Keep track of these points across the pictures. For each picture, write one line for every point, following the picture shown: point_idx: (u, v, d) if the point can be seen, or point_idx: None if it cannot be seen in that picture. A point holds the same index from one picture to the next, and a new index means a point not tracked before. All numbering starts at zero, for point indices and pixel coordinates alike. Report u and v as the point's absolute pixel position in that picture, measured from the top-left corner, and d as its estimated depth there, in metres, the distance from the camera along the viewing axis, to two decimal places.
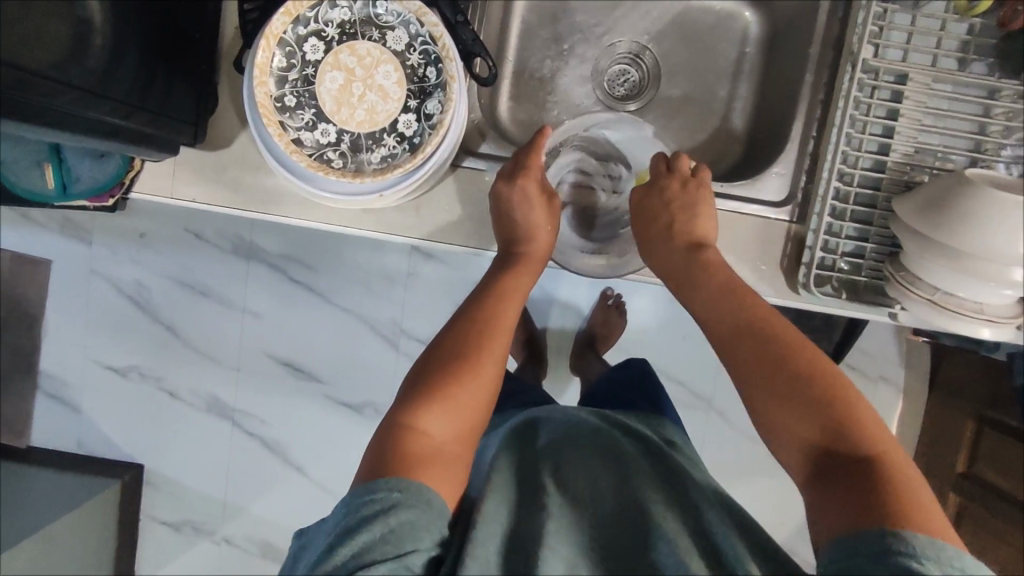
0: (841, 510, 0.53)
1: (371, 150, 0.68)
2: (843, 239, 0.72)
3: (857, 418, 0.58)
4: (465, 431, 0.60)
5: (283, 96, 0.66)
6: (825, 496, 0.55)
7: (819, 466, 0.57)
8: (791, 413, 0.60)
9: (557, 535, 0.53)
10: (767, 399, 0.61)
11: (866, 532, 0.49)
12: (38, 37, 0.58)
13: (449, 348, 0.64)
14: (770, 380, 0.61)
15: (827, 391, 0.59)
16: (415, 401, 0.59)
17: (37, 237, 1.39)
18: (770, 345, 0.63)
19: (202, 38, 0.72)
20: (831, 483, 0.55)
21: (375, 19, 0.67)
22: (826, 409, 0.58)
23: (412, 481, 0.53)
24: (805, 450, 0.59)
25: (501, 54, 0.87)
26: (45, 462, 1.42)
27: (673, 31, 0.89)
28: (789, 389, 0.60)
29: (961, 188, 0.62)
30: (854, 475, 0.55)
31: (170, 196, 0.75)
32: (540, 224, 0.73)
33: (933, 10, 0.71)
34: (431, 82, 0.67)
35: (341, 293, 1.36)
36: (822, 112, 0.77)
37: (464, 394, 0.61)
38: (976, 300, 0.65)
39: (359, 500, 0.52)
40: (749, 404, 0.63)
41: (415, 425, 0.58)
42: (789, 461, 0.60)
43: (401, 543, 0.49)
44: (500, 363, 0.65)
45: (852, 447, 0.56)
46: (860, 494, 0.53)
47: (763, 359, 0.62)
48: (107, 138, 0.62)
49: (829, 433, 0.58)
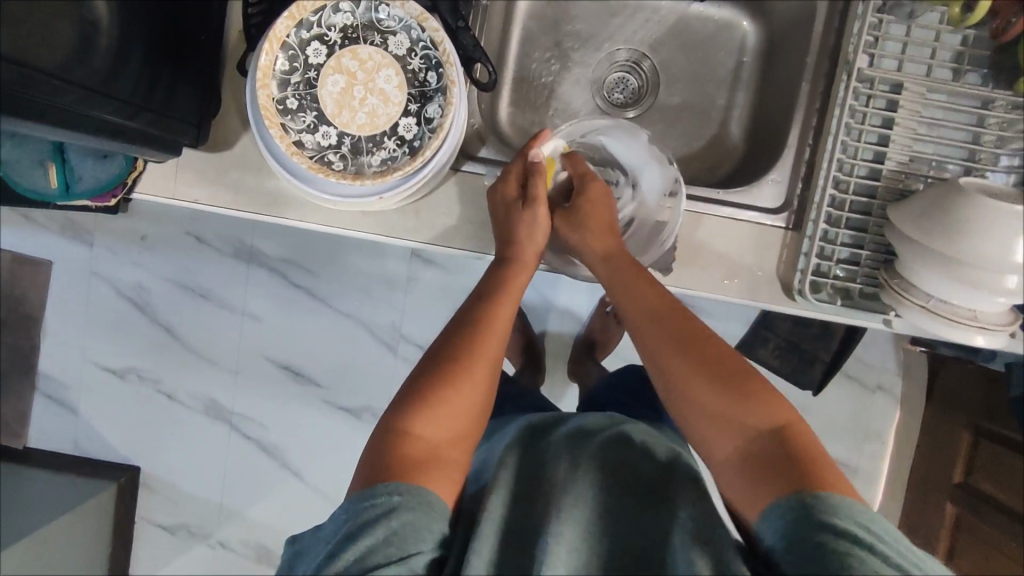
0: (762, 482, 0.54)
1: (372, 153, 0.69)
2: (839, 246, 0.73)
3: (764, 391, 0.60)
4: (460, 435, 0.60)
5: (285, 99, 0.67)
6: (750, 473, 0.56)
7: (738, 442, 0.58)
8: (703, 390, 0.61)
9: (560, 524, 0.53)
10: (688, 380, 0.62)
11: (794, 495, 0.51)
12: (44, 37, 0.58)
13: (443, 353, 0.64)
14: (687, 365, 0.62)
15: (740, 372, 0.62)
16: (410, 405, 0.60)
17: (38, 238, 1.40)
18: (682, 332, 0.65)
19: (207, 41, 0.73)
20: (756, 459, 0.56)
21: (377, 24, 0.68)
22: (735, 383, 0.60)
23: (411, 484, 0.53)
24: (718, 428, 0.60)
25: (501, 62, 0.88)
26: (41, 463, 1.42)
27: (673, 39, 0.91)
28: (706, 369, 0.62)
29: (954, 197, 0.63)
30: (768, 446, 0.56)
31: (172, 196, 0.76)
32: (536, 229, 0.72)
33: (927, 22, 0.72)
34: (431, 87, 0.68)
35: (340, 297, 1.37)
36: (818, 120, 0.77)
37: (455, 397, 0.61)
38: (970, 307, 0.66)
39: (360, 505, 0.52)
40: (665, 389, 0.64)
41: (409, 429, 0.58)
42: (709, 444, 0.60)
43: (405, 545, 0.49)
44: (493, 367, 0.65)
45: (767, 420, 0.58)
46: (776, 464, 0.55)
47: (681, 344, 0.64)
48: (109, 137, 0.64)
49: (742, 408, 0.59)
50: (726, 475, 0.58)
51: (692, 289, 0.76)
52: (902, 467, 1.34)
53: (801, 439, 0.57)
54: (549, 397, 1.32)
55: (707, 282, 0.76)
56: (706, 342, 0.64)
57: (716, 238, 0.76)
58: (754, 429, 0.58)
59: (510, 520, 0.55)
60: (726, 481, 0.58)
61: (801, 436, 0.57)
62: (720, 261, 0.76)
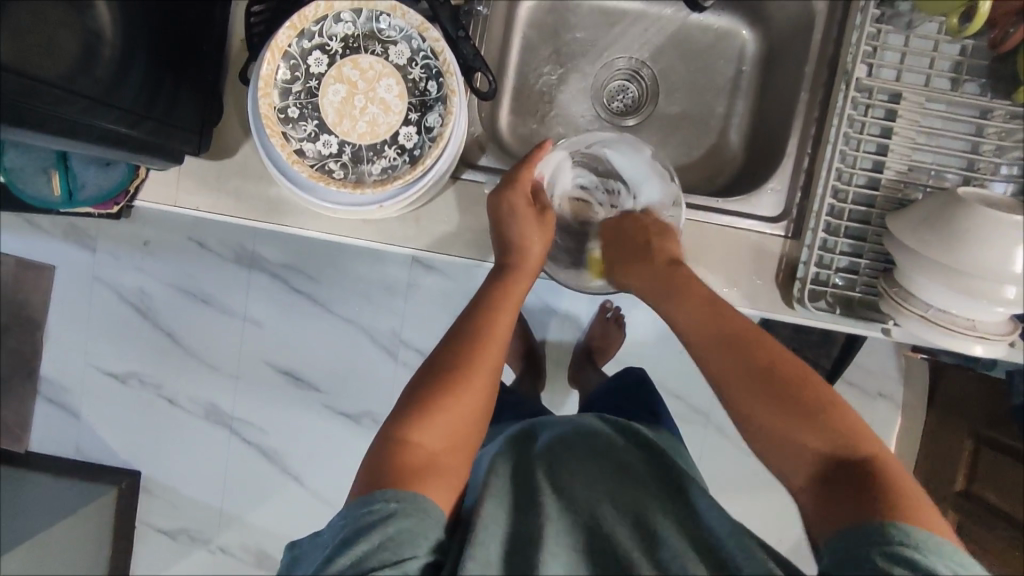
0: (839, 508, 0.53)
1: (372, 162, 0.69)
2: (837, 255, 0.73)
3: (843, 418, 0.59)
4: (458, 442, 0.60)
5: (286, 108, 0.67)
6: (827, 496, 0.55)
7: (819, 470, 0.58)
8: (779, 417, 0.60)
9: (552, 533, 0.53)
10: (760, 403, 0.62)
11: (871, 524, 0.50)
12: (44, 49, 0.60)
13: (443, 362, 0.64)
14: (756, 388, 0.62)
15: (815, 397, 0.61)
16: (409, 414, 0.60)
17: (41, 243, 1.41)
18: (759, 354, 0.64)
19: (209, 51, 0.73)
20: (832, 485, 0.56)
21: (377, 33, 0.68)
22: (813, 409, 0.60)
23: (408, 490, 0.53)
24: (797, 455, 0.59)
25: (501, 71, 0.89)
26: (42, 467, 1.43)
27: (673, 48, 0.91)
28: (779, 393, 0.61)
29: (954, 207, 0.63)
30: (848, 474, 0.55)
31: (173, 203, 0.75)
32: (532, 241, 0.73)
33: (926, 32, 0.72)
34: (432, 96, 0.68)
35: (341, 302, 1.37)
36: (817, 129, 0.77)
37: (455, 406, 0.61)
38: (969, 317, 0.66)
39: (358, 511, 0.52)
40: (738, 411, 0.64)
41: (408, 437, 0.58)
42: (786, 468, 0.60)
43: (400, 550, 0.49)
44: (492, 374, 0.65)
45: (846, 447, 0.57)
46: (855, 491, 0.54)
47: (752, 367, 0.63)
48: (113, 145, 0.64)
49: (822, 435, 0.58)
50: (805, 500, 0.58)
51: None
52: None
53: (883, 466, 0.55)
54: (549, 404, 1.32)
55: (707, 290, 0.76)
56: (781, 366, 0.63)
57: (715, 246, 0.76)
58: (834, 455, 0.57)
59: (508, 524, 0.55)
60: (804, 506, 0.58)
61: (885, 463, 0.56)
62: (720, 271, 0.76)
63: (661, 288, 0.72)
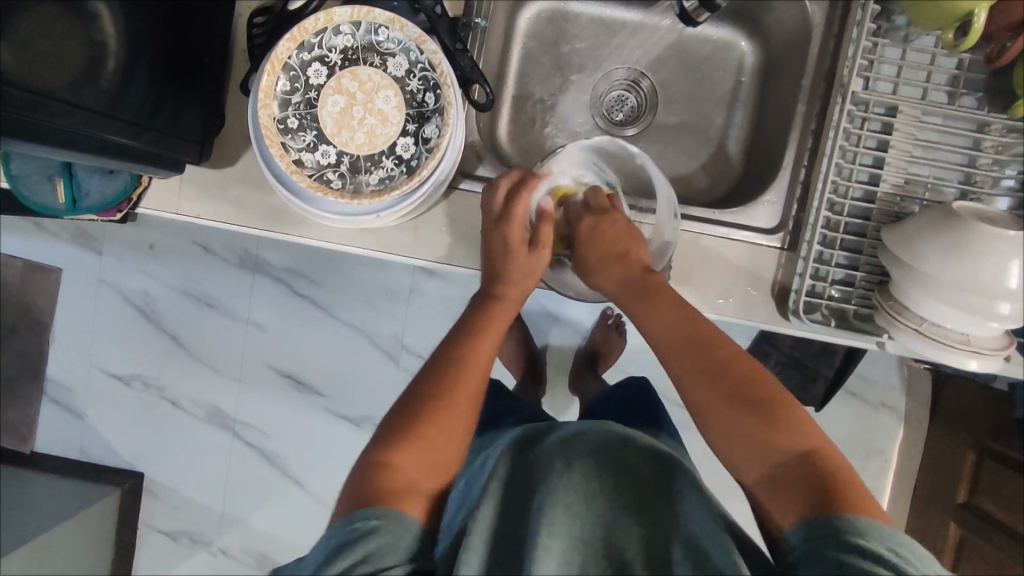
0: (795, 503, 0.53)
1: (370, 172, 0.70)
2: (833, 267, 0.73)
3: (795, 416, 0.58)
4: (437, 465, 0.59)
5: (286, 119, 0.68)
6: (780, 495, 0.55)
7: (771, 467, 0.56)
8: (734, 416, 0.59)
9: (549, 534, 0.52)
10: (715, 403, 0.60)
11: (820, 519, 0.50)
12: (54, 62, 0.64)
13: (422, 389, 0.63)
14: (716, 387, 0.60)
15: (767, 394, 0.59)
16: (388, 439, 0.60)
17: (49, 246, 1.43)
18: (713, 357, 0.62)
19: (211, 62, 0.74)
20: (783, 483, 0.55)
21: (376, 46, 0.69)
22: (766, 404, 0.58)
23: (387, 507, 0.53)
24: (752, 453, 0.57)
25: (501, 81, 0.90)
26: (47, 467, 1.45)
27: (671, 58, 0.91)
28: (734, 394, 0.59)
29: (949, 220, 0.64)
30: (805, 475, 0.54)
31: (175, 211, 0.77)
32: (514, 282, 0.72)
33: (923, 45, 0.72)
34: (429, 108, 0.69)
35: (343, 307, 1.38)
36: (814, 141, 0.77)
37: (434, 428, 0.61)
38: (962, 331, 0.65)
39: (340, 531, 0.52)
40: (694, 410, 0.62)
41: (385, 462, 0.58)
42: (738, 464, 0.59)
43: (382, 564, 0.49)
44: (473, 399, 0.64)
45: (798, 444, 0.56)
46: (809, 488, 0.53)
47: (707, 367, 0.61)
48: (113, 156, 0.66)
49: (772, 434, 0.57)
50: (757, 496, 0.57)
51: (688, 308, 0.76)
52: (905, 484, 1.35)
53: (828, 460, 0.56)
54: (549, 410, 1.33)
55: (700, 300, 0.76)
56: (738, 362, 0.61)
57: (711, 257, 0.76)
58: (783, 450, 0.56)
59: (502, 528, 0.55)
60: (760, 502, 0.56)
61: (836, 464, 0.55)
62: (714, 281, 0.76)
63: (634, 293, 0.69)
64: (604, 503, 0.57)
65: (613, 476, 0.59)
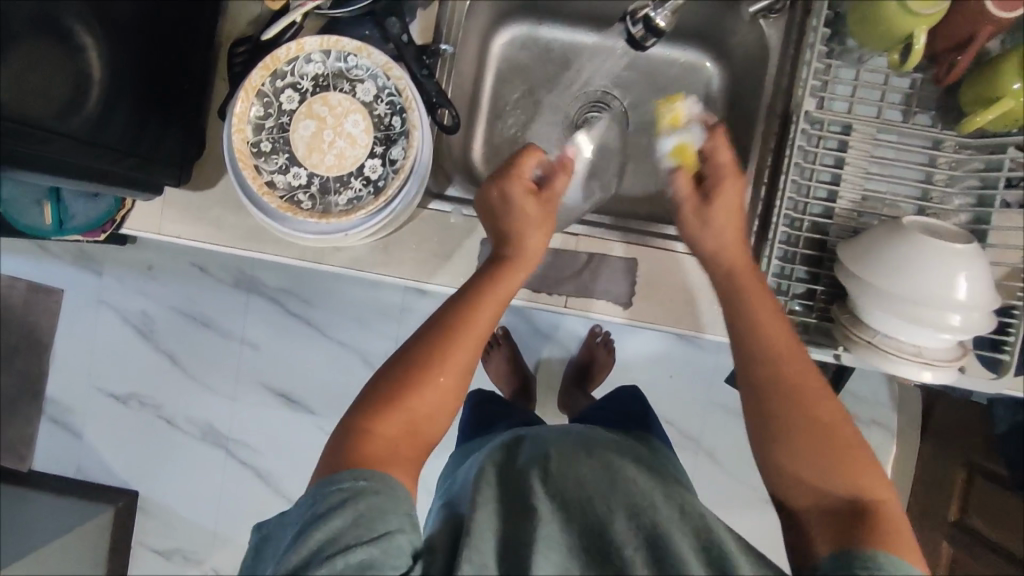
0: (832, 532, 0.52)
1: (339, 193, 0.73)
2: (793, 282, 0.75)
3: (860, 460, 0.55)
4: (416, 439, 0.59)
5: (259, 142, 0.71)
6: (828, 525, 0.53)
7: (823, 497, 0.54)
8: (803, 437, 0.56)
9: (545, 547, 0.51)
10: (789, 419, 0.57)
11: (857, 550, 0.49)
12: (40, 93, 0.66)
13: (413, 356, 0.61)
14: (788, 398, 0.57)
15: (841, 429, 0.56)
16: (374, 404, 0.59)
17: (51, 267, 1.46)
18: (792, 368, 0.59)
19: (189, 90, 0.78)
20: (831, 516, 0.53)
21: (345, 73, 0.72)
22: (838, 440, 0.55)
23: (373, 470, 0.53)
24: (809, 479, 0.55)
25: (474, 104, 0.93)
26: (44, 486, 1.47)
27: (642, 79, 0.94)
28: (812, 421, 0.56)
29: (897, 235, 0.65)
30: (853, 513, 0.52)
31: (157, 232, 0.80)
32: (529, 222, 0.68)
33: (876, 66, 0.75)
34: (396, 131, 0.72)
35: (336, 326, 1.41)
36: (773, 159, 0.79)
37: (422, 404, 0.59)
38: (913, 342, 0.66)
39: (328, 489, 0.52)
40: (756, 408, 0.59)
41: (369, 429, 0.57)
42: (783, 485, 0.57)
43: (374, 526, 0.49)
44: (464, 388, 0.62)
45: (859, 487, 0.54)
46: (851, 524, 0.52)
47: (787, 375, 0.58)
48: (98, 180, 0.69)
49: (830, 455, 0.55)
50: (795, 521, 0.56)
51: (653, 323, 0.79)
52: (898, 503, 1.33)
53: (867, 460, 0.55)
54: None
55: (668, 316, 0.79)
56: (813, 386, 0.58)
57: (674, 273, 0.79)
58: (843, 486, 0.54)
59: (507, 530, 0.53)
60: (796, 528, 0.55)
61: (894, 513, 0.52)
62: (677, 298, 0.79)
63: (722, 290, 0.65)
64: (601, 497, 0.56)
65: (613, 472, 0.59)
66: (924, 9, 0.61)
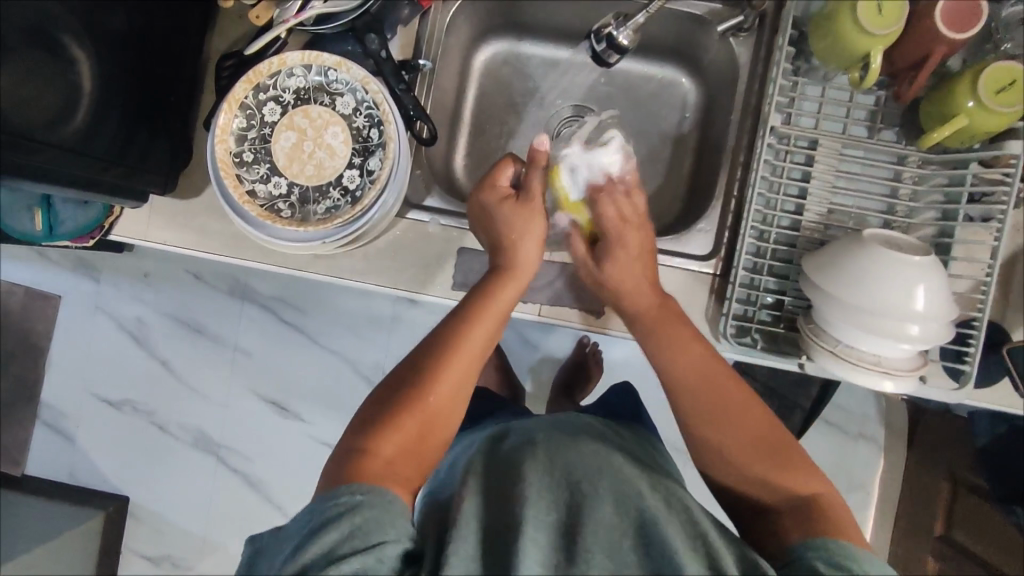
0: (782, 524, 0.58)
1: (318, 202, 0.75)
2: (761, 293, 0.76)
3: (797, 462, 0.61)
4: (415, 451, 0.61)
5: (241, 152, 0.74)
6: (778, 520, 0.59)
7: (770, 494, 0.60)
8: (740, 445, 0.63)
9: (534, 522, 0.51)
10: (726, 432, 0.63)
11: (815, 539, 0.53)
12: (31, 99, 0.69)
13: (408, 376, 0.64)
14: (719, 415, 0.64)
15: (773, 436, 0.63)
16: (370, 425, 0.61)
17: (49, 273, 1.49)
18: (720, 387, 0.65)
19: (177, 101, 0.80)
20: (778, 512, 0.59)
21: (326, 86, 0.75)
22: (776, 447, 0.62)
23: (369, 484, 0.55)
24: (753, 481, 0.62)
25: (456, 117, 0.95)
26: (36, 490, 1.48)
27: (621, 95, 0.96)
28: (745, 431, 0.63)
29: (857, 248, 0.67)
30: (796, 508, 0.58)
31: (144, 238, 0.83)
32: (523, 228, 0.73)
33: (841, 84, 0.77)
34: (374, 142, 0.75)
35: (327, 335, 1.43)
36: (742, 173, 0.81)
37: (419, 419, 0.62)
38: (872, 352, 0.68)
39: (324, 504, 0.53)
40: (688, 428, 0.66)
41: (366, 449, 0.59)
42: (733, 486, 0.64)
43: (369, 537, 0.50)
44: (461, 396, 0.65)
45: (800, 486, 0.59)
46: (796, 515, 0.58)
47: (718, 395, 0.65)
48: (85, 187, 0.71)
49: (767, 459, 0.62)
50: (749, 517, 0.62)
51: (626, 332, 0.81)
52: (885, 518, 1.32)
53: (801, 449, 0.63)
54: None
55: None
56: (739, 401, 0.64)
57: None
58: (786, 485, 0.60)
59: (485, 519, 0.53)
60: (749, 522, 0.62)
61: (833, 505, 0.58)
62: None
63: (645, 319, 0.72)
64: (600, 483, 0.55)
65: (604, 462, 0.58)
66: (880, 29, 0.63)
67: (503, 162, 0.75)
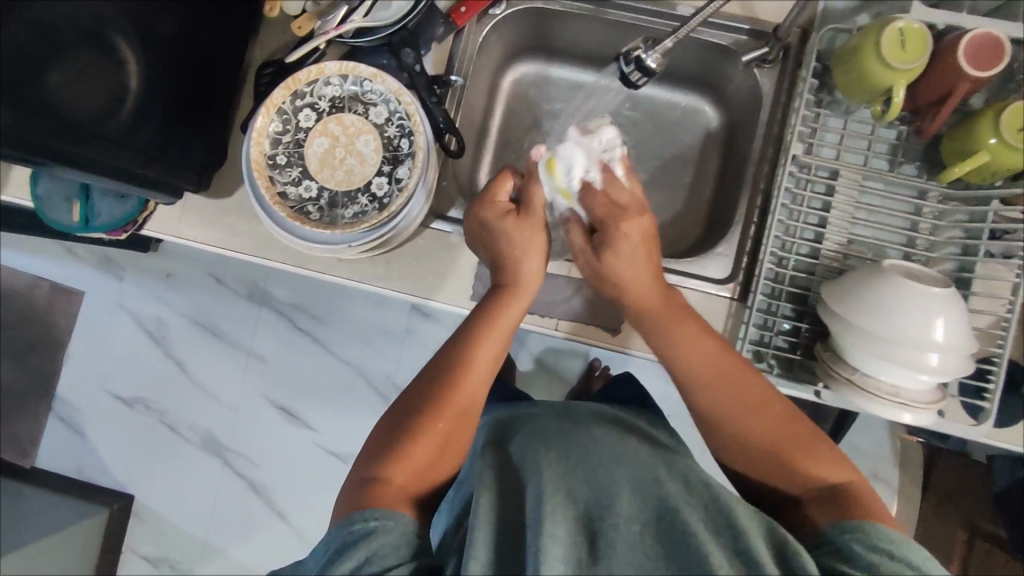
0: (818, 509, 0.59)
1: (346, 206, 0.77)
2: (778, 318, 0.77)
3: (822, 450, 0.62)
4: (424, 475, 0.62)
5: (275, 155, 0.76)
6: (810, 508, 0.59)
7: (799, 483, 0.61)
8: (765, 430, 0.63)
9: (551, 520, 0.50)
10: (752, 421, 0.64)
11: (845, 533, 0.54)
12: (80, 95, 0.72)
13: (412, 405, 0.65)
14: (742, 404, 0.64)
15: (796, 423, 0.64)
16: (378, 456, 0.62)
17: (75, 269, 1.52)
18: (740, 379, 0.64)
19: (215, 105, 0.83)
20: (810, 497, 0.60)
21: (360, 96, 0.78)
22: (799, 433, 0.63)
23: (383, 508, 0.56)
24: (778, 469, 0.63)
25: (483, 134, 0.98)
26: (45, 483, 1.50)
27: (645, 120, 0.98)
28: (767, 418, 0.63)
29: (876, 277, 0.67)
30: (827, 494, 0.59)
31: (174, 235, 0.86)
32: (523, 248, 0.71)
33: (863, 117, 0.78)
34: (404, 152, 0.77)
35: (340, 344, 1.44)
36: (763, 201, 0.82)
37: (424, 447, 0.62)
38: (890, 381, 0.67)
39: (339, 534, 0.54)
40: (710, 416, 0.66)
41: (375, 479, 0.59)
42: (759, 478, 0.64)
43: (384, 561, 0.51)
44: (466, 412, 0.65)
45: (827, 472, 0.61)
46: (829, 503, 0.59)
47: (740, 384, 0.64)
48: (127, 180, 0.74)
49: (794, 445, 0.63)
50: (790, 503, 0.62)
51: (641, 351, 0.81)
52: None
53: (813, 428, 0.64)
54: None
55: None
56: (760, 391, 0.64)
57: None
58: (813, 472, 0.61)
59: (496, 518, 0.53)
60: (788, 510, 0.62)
61: (858, 487, 0.60)
62: None
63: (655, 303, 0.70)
64: (619, 471, 0.55)
65: (615, 453, 0.58)
66: (902, 64, 0.65)
67: (502, 176, 0.74)
